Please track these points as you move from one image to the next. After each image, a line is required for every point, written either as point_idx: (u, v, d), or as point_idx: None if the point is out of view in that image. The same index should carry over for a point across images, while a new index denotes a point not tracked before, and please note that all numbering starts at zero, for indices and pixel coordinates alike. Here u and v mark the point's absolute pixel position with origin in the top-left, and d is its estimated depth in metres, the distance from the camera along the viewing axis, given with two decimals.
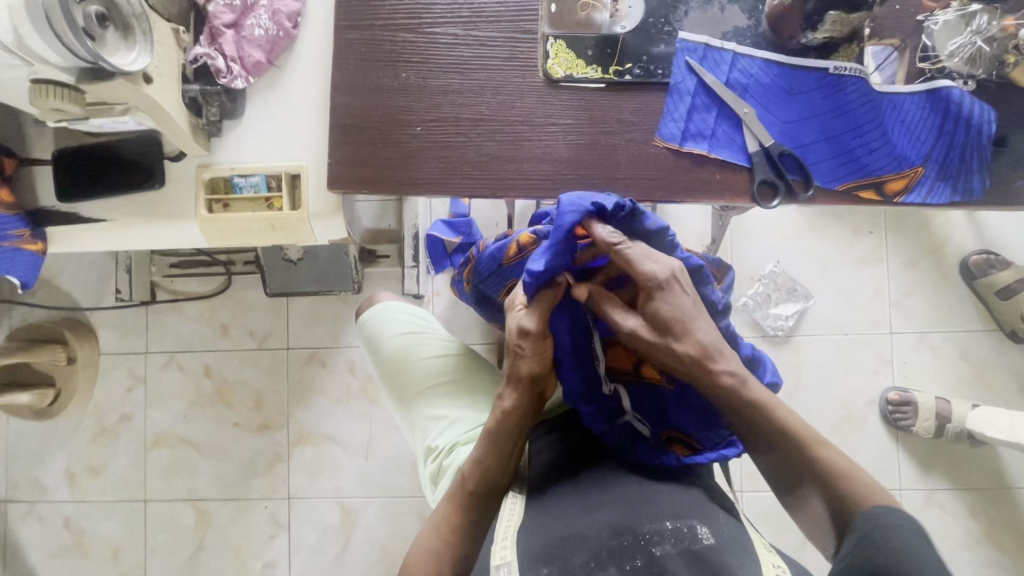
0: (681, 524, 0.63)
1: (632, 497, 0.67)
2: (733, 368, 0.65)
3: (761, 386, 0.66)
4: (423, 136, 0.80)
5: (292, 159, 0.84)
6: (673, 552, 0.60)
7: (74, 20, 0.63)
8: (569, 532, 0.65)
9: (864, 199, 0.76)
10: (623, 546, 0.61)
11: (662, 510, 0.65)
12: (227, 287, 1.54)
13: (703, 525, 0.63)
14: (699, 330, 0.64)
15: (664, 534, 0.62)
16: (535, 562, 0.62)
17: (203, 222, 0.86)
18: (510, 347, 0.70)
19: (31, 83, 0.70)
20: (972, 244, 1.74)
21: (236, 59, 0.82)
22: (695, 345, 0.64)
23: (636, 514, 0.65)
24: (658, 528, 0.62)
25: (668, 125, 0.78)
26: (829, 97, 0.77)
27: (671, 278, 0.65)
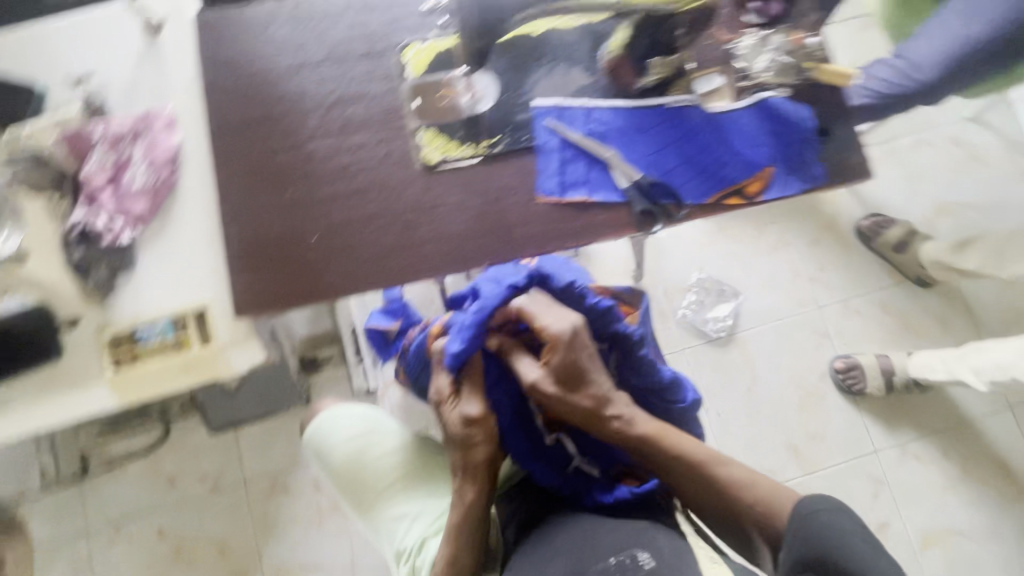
0: (625, 556, 0.67)
1: (580, 541, 0.70)
2: (623, 413, 0.71)
3: (651, 419, 0.71)
4: (321, 247, 0.82)
5: (195, 297, 0.83)
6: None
7: None
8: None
9: (732, 206, 0.84)
10: None
11: (606, 545, 0.68)
12: (166, 436, 1.45)
13: (643, 550, 0.67)
14: (596, 382, 0.71)
15: (610, 568, 0.66)
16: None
17: (112, 382, 0.82)
18: (459, 440, 0.73)
19: None
20: (859, 211, 1.91)
21: (120, 215, 0.83)
22: (592, 397, 0.71)
23: (585, 558, 0.68)
24: (604, 566, 0.66)
25: (545, 182, 0.84)
26: (676, 127, 0.86)
27: (572, 337, 0.69)
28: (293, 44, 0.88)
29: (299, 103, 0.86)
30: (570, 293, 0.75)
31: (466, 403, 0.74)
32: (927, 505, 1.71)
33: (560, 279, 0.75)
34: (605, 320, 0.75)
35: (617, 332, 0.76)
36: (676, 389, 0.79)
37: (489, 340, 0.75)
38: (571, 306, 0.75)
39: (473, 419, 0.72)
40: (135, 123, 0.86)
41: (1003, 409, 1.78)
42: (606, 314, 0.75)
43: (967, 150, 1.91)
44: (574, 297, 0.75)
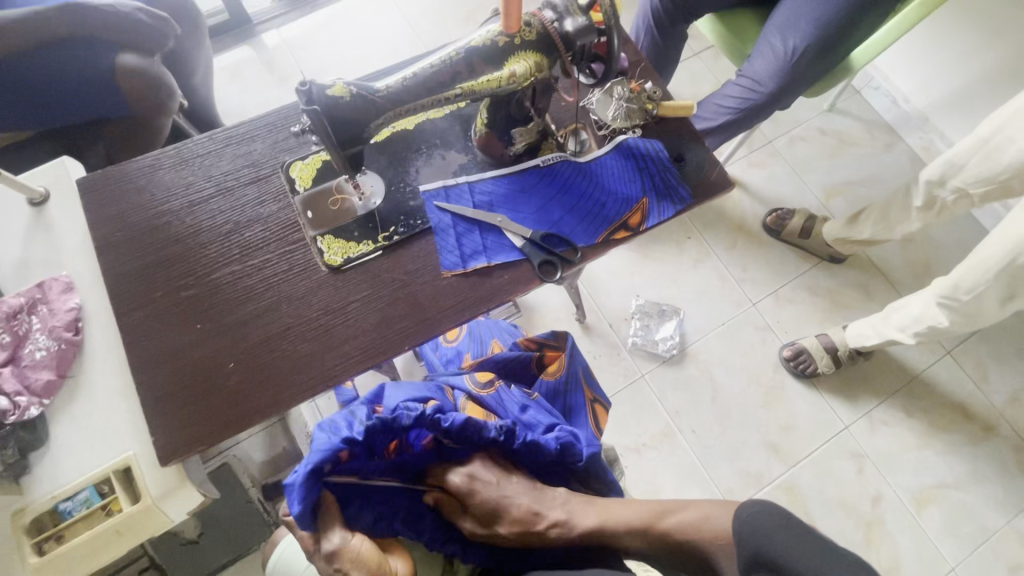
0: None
1: None
2: (554, 517, 0.77)
3: (585, 511, 0.78)
4: (241, 370, 0.82)
5: (117, 454, 0.81)
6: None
7: None
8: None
9: (621, 238, 0.91)
10: None
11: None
12: None
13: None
14: (513, 507, 0.76)
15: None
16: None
17: (36, 568, 0.77)
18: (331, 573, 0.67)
19: None
20: (763, 209, 2.06)
21: (23, 391, 0.80)
22: (514, 522, 0.75)
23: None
24: None
25: (447, 257, 0.89)
26: (552, 182, 0.94)
27: (472, 479, 0.77)
28: (182, 185, 0.91)
29: (196, 238, 0.89)
30: (422, 424, 0.74)
31: (328, 536, 0.68)
32: (908, 467, 1.76)
33: (405, 418, 0.73)
34: (466, 431, 0.76)
35: (484, 438, 0.77)
36: (569, 452, 0.82)
37: (426, 497, 0.78)
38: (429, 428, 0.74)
39: (337, 553, 0.67)
40: (29, 295, 0.85)
41: (943, 356, 1.88)
42: (466, 427, 0.75)
43: (836, 134, 2.12)
44: (428, 426, 0.75)
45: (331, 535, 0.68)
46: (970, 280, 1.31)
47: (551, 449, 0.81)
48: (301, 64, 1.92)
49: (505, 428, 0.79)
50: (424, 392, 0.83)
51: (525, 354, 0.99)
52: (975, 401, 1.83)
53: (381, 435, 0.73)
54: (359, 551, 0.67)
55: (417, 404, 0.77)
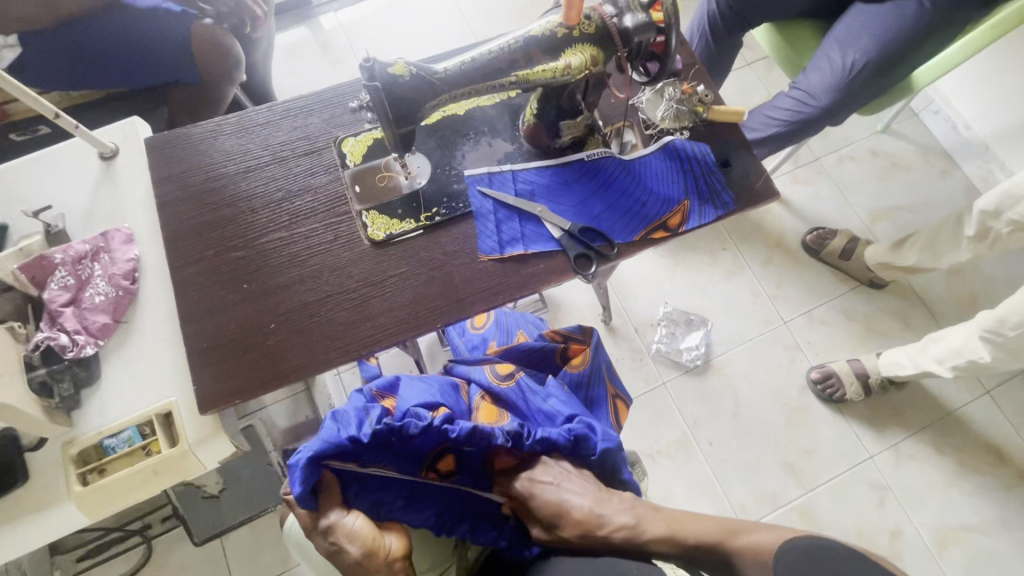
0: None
1: None
2: (623, 522, 0.74)
3: (656, 519, 0.74)
4: (281, 331, 0.86)
5: (160, 399, 0.85)
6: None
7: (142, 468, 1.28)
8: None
9: (659, 238, 0.91)
10: None
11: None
12: (151, 553, 1.46)
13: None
14: (572, 511, 0.76)
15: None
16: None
17: (78, 497, 0.81)
18: (329, 548, 0.73)
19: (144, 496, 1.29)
20: (803, 227, 2.01)
21: (80, 330, 0.86)
22: (574, 528, 0.75)
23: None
24: None
25: (486, 242, 0.91)
26: (594, 176, 0.94)
27: (529, 485, 0.79)
28: (238, 152, 0.96)
29: (249, 203, 0.93)
30: (430, 432, 0.77)
31: (330, 514, 0.74)
32: (932, 505, 1.70)
33: (413, 426, 0.76)
34: (473, 439, 0.78)
35: (492, 443, 0.79)
36: (581, 445, 0.81)
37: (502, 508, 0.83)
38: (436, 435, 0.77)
39: (337, 529, 0.73)
40: (94, 243, 0.91)
41: (981, 395, 1.81)
42: (473, 434, 0.77)
43: (887, 157, 2.06)
44: (437, 432, 0.78)
45: (332, 513, 0.74)
46: (1018, 315, 1.26)
47: (561, 444, 0.81)
48: (355, 47, 1.97)
49: (512, 433, 0.80)
50: (438, 395, 0.86)
51: (550, 345, 0.99)
52: (1011, 445, 1.76)
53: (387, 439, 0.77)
54: (354, 528, 0.73)
55: (427, 411, 0.80)
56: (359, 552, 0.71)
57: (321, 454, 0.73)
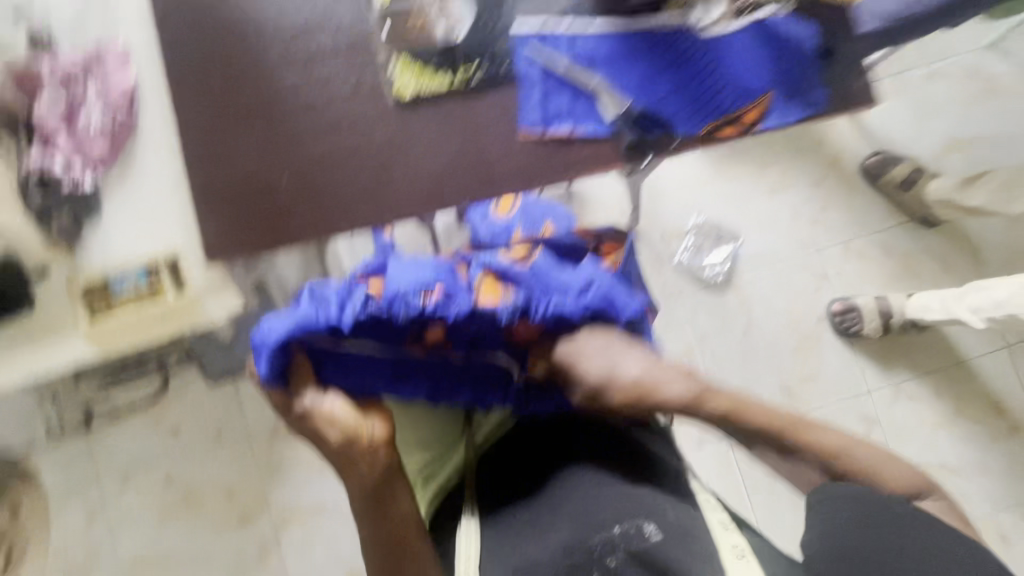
0: (630, 525, 0.64)
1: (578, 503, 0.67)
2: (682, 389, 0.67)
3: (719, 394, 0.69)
4: (291, 189, 0.79)
5: (166, 244, 0.80)
6: (625, 558, 0.62)
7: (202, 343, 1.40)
8: (527, 557, 0.63)
9: (729, 135, 0.79)
10: (577, 564, 0.62)
11: (609, 515, 0.65)
12: (167, 387, 1.54)
13: (649, 521, 0.65)
14: (626, 374, 0.65)
15: (615, 539, 0.63)
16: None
17: (87, 333, 0.79)
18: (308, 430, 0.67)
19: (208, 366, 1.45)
20: (866, 149, 1.82)
21: (77, 158, 0.79)
22: (628, 392, 0.65)
23: (587, 531, 0.64)
24: (607, 537, 0.63)
25: (528, 114, 0.79)
26: (665, 52, 0.80)
27: (568, 354, 0.68)
28: None
29: (263, 37, 0.81)
30: (424, 317, 0.66)
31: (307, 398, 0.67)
32: (918, 442, 1.73)
33: (400, 309, 0.64)
34: (475, 318, 0.67)
35: (494, 318, 0.68)
36: (602, 316, 0.70)
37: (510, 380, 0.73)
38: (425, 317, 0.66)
39: (317, 413, 0.66)
40: (88, 60, 0.81)
41: (1000, 349, 1.77)
42: (473, 313, 0.67)
43: (985, 78, 1.80)
44: (427, 313, 0.65)
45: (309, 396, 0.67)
46: None
47: (576, 323, 0.69)
48: None
49: (518, 308, 0.67)
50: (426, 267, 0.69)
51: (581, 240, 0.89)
52: (1014, 400, 1.75)
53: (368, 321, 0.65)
54: (340, 414, 0.66)
55: (415, 284, 0.66)
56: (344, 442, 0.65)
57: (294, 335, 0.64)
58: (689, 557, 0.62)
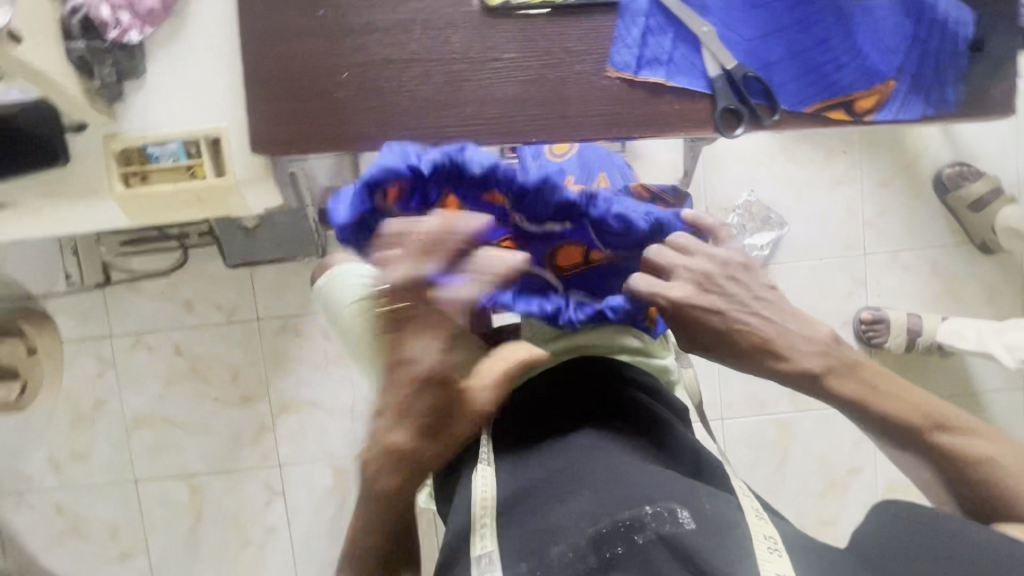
0: (663, 506, 0.50)
1: (604, 468, 0.54)
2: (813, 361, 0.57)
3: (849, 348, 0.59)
4: (353, 86, 0.72)
5: (210, 121, 0.75)
6: (654, 541, 0.48)
7: (229, 231, 1.42)
8: (543, 523, 0.52)
9: (835, 120, 0.71)
10: (601, 536, 0.49)
11: (640, 490, 0.51)
12: (185, 261, 1.54)
13: (685, 506, 0.50)
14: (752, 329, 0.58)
15: (645, 519, 0.49)
16: (513, 557, 0.51)
17: (121, 198, 0.78)
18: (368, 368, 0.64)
19: (233, 257, 1.47)
20: (946, 157, 1.65)
21: (125, 8, 0.71)
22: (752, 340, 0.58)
23: (610, 496, 0.51)
24: (636, 514, 0.49)
25: (621, 53, 0.71)
26: (794, 7, 0.70)
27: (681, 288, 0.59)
28: None
29: None
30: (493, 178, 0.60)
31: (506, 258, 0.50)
32: None
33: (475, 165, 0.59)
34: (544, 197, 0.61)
35: (564, 200, 0.62)
36: (662, 230, 0.64)
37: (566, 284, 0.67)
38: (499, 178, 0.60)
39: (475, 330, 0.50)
40: None
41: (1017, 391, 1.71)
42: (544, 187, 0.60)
43: None
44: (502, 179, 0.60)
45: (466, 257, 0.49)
46: None
47: (640, 230, 0.63)
48: None
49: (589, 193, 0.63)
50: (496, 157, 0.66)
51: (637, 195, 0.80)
52: None
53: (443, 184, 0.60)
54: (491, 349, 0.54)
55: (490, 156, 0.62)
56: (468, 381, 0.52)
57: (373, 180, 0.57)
58: (737, 556, 0.47)
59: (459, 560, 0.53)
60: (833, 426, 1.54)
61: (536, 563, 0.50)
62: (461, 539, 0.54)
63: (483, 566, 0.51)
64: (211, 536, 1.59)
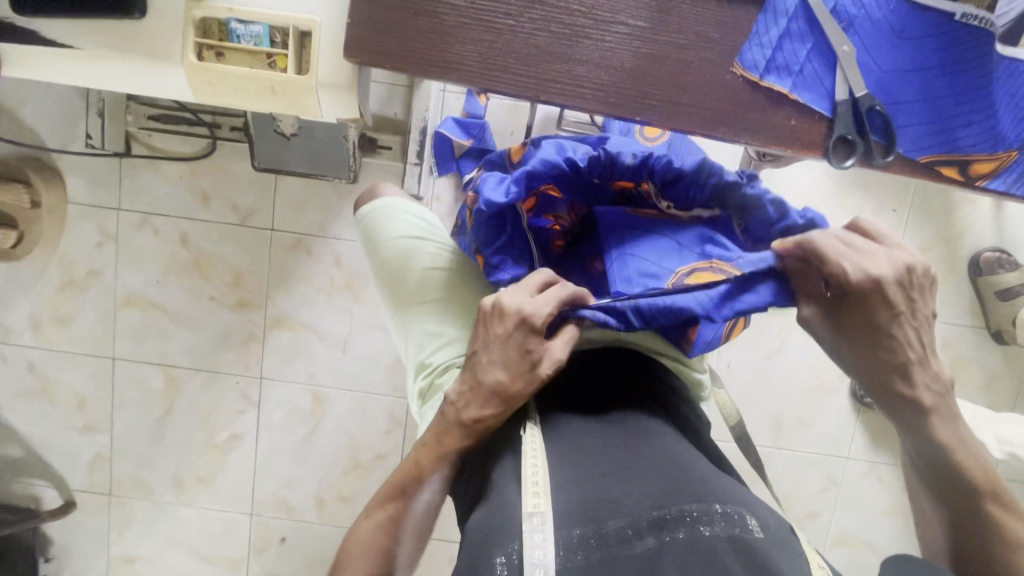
0: (733, 509, 0.51)
1: (673, 463, 0.56)
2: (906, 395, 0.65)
3: None
4: (468, 12, 0.67)
5: (303, 11, 0.70)
6: (720, 537, 0.49)
7: (265, 129, 1.35)
8: (603, 495, 0.52)
9: (945, 177, 0.69)
10: (664, 520, 0.50)
11: (707, 488, 0.53)
12: (211, 152, 1.47)
13: (754, 515, 0.51)
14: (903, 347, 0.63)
15: (714, 515, 0.51)
16: (567, 521, 0.51)
17: (191, 71, 0.73)
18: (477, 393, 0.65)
19: (259, 158, 1.41)
20: (988, 240, 1.60)
21: None
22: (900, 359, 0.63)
23: (676, 486, 0.53)
24: (705, 508, 0.51)
25: (752, 51, 0.67)
26: (944, 49, 0.66)
27: (864, 284, 0.61)
28: None
29: None
30: (638, 167, 0.70)
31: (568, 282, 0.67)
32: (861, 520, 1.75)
33: (625, 158, 0.70)
34: (694, 175, 0.68)
35: (723, 182, 0.67)
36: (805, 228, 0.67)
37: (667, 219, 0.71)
38: (653, 162, 0.69)
39: (536, 310, 0.63)
40: None
41: None
42: (699, 168, 0.68)
43: None
44: (653, 170, 0.69)
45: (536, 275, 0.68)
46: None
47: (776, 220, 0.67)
48: None
49: (749, 174, 0.68)
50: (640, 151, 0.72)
51: None
52: None
53: (596, 171, 0.72)
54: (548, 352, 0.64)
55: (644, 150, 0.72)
56: (528, 347, 0.63)
57: (532, 172, 0.70)
58: (798, 570, 0.48)
59: (507, 517, 0.53)
60: (805, 469, 1.53)
61: (591, 531, 0.50)
62: (512, 496, 0.55)
63: (534, 523, 0.51)
64: (177, 430, 1.58)
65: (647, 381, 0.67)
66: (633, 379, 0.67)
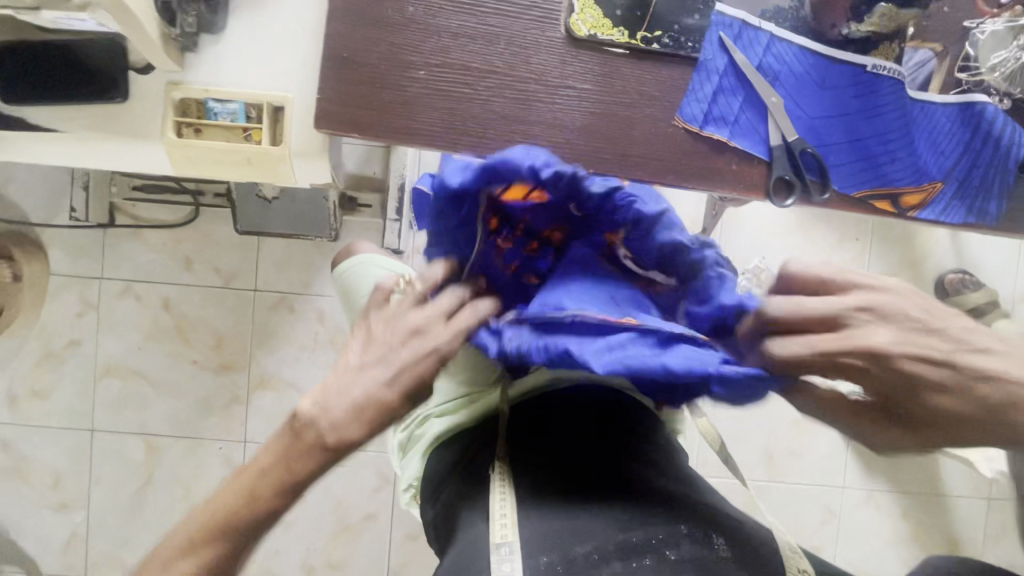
0: (697, 529, 0.54)
1: (643, 488, 0.58)
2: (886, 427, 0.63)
3: None
4: (428, 83, 0.72)
5: (278, 89, 0.76)
6: (686, 558, 0.52)
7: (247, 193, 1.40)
8: (572, 524, 0.54)
9: (880, 209, 0.74)
10: (634, 544, 0.52)
11: (673, 511, 0.55)
12: (194, 218, 1.51)
13: (719, 534, 0.54)
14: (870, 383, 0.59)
15: (679, 537, 0.53)
16: (536, 549, 0.53)
17: (169, 145, 0.77)
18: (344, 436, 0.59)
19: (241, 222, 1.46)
20: (950, 262, 1.67)
21: None
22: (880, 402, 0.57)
23: (645, 512, 0.55)
24: (671, 529, 0.53)
25: (691, 105, 0.73)
26: (862, 96, 0.73)
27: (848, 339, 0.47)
28: None
29: None
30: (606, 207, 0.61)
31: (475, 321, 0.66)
32: None
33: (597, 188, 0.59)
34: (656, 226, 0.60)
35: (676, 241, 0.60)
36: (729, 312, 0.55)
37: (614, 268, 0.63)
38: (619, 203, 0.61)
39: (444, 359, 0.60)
40: None
41: None
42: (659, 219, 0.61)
43: None
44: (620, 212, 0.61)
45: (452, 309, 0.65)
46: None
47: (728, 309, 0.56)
48: None
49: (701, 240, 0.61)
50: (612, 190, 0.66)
51: None
52: None
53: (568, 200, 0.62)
54: None
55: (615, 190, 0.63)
56: None
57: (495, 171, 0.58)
58: None
59: (478, 550, 0.55)
60: (801, 501, 1.52)
61: (558, 557, 0.52)
62: (483, 528, 0.57)
63: (501, 554, 0.53)
64: (158, 502, 1.53)
65: (623, 426, 0.63)
66: (608, 419, 0.64)
